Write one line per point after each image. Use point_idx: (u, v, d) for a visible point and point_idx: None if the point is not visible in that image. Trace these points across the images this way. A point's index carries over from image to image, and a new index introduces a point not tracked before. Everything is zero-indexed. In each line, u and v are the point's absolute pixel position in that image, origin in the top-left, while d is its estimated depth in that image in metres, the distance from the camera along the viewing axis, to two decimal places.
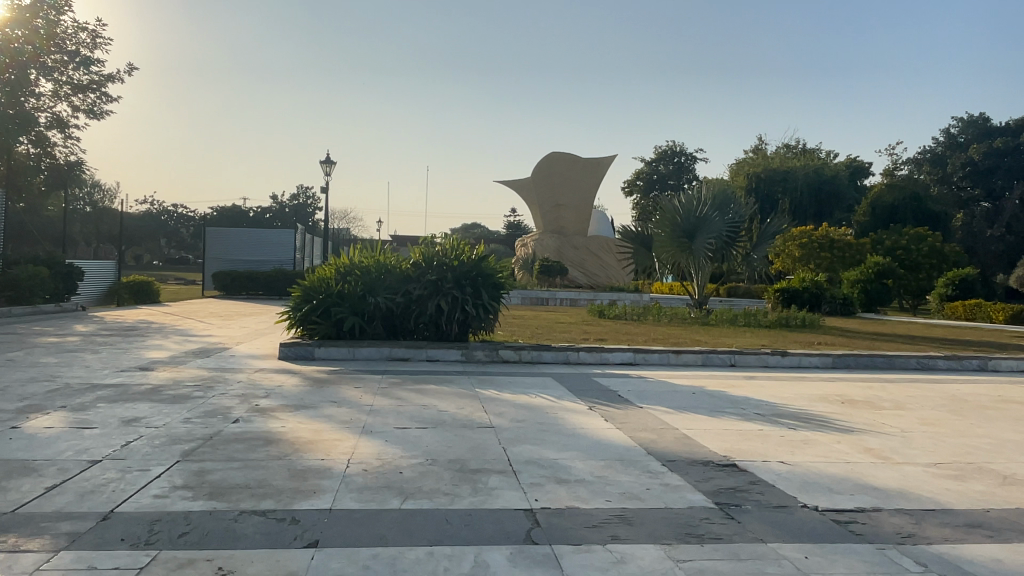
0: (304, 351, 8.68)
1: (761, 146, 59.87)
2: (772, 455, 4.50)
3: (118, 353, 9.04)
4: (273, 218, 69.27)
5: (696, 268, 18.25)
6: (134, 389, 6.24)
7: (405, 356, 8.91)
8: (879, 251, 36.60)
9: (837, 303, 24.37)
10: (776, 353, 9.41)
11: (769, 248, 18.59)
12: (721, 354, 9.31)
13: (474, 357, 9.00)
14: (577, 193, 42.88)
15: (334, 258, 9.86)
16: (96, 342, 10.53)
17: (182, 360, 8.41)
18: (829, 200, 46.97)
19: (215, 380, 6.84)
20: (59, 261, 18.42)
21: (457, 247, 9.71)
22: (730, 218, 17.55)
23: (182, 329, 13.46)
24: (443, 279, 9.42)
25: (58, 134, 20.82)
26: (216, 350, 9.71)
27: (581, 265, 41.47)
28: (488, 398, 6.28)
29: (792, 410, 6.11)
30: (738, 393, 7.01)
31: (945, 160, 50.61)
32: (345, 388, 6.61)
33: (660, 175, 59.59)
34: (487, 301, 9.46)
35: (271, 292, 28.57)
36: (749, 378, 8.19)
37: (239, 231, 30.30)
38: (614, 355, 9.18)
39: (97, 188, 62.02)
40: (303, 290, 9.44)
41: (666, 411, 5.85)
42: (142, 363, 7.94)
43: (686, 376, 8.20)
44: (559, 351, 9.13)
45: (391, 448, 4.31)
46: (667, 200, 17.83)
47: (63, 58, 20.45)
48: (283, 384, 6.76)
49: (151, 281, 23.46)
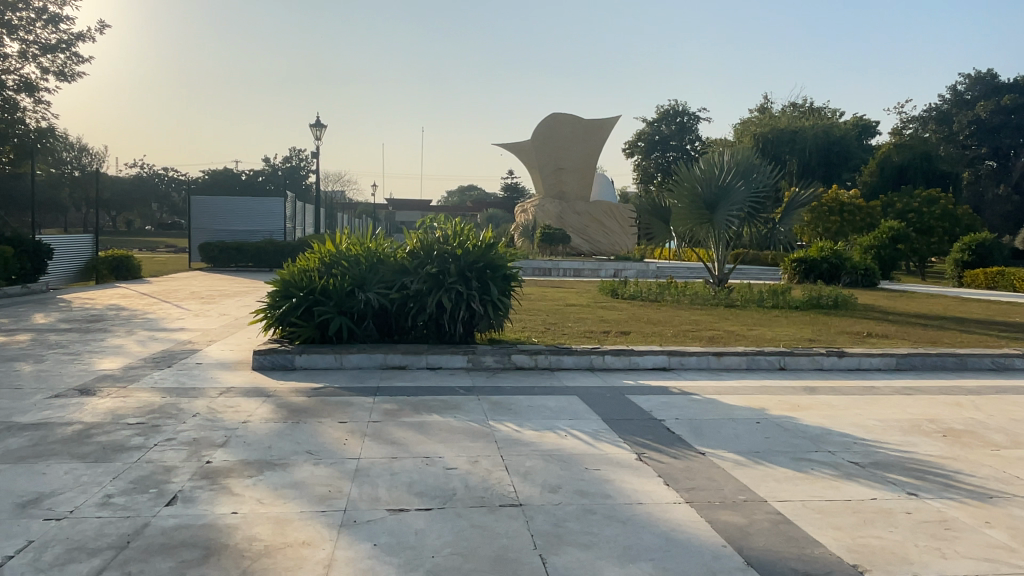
0: (283, 359, 7.42)
1: (765, 106, 58.12)
2: (918, 562, 3.18)
3: (63, 362, 7.69)
4: (266, 181, 67.77)
5: (715, 241, 16.89)
6: (55, 435, 4.90)
7: (402, 364, 7.61)
8: (891, 215, 35.39)
9: (858, 274, 22.73)
10: (832, 354, 8.16)
11: (796, 219, 17.18)
12: (768, 355, 8.04)
13: (483, 363, 7.73)
14: (579, 156, 41.22)
15: (318, 246, 8.53)
16: (45, 342, 9.16)
17: (137, 374, 7.08)
18: (838, 160, 45.45)
19: (164, 414, 5.49)
20: (26, 238, 17.03)
21: (460, 233, 8.39)
22: (755, 187, 16.03)
23: (152, 319, 12.06)
24: (446, 271, 8.09)
25: (27, 99, 19.05)
26: (181, 354, 8.35)
27: (583, 232, 40.18)
28: (508, 439, 4.97)
29: (895, 457, 4.80)
30: (810, 422, 5.70)
31: (953, 117, 48.94)
32: (326, 425, 5.29)
33: (662, 136, 57.68)
34: (496, 297, 8.10)
35: (260, 264, 27.22)
36: (811, 393, 6.90)
37: (227, 200, 28.75)
38: (644, 360, 7.89)
39: (83, 151, 60.46)
40: (281, 284, 8.08)
41: (737, 463, 4.54)
42: (85, 382, 6.60)
43: (737, 390, 6.89)
44: (581, 355, 7.83)
45: (383, 565, 3.00)
46: (687, 166, 16.28)
47: (29, 15, 18.64)
48: (251, 418, 5.44)
49: (132, 255, 22.06)
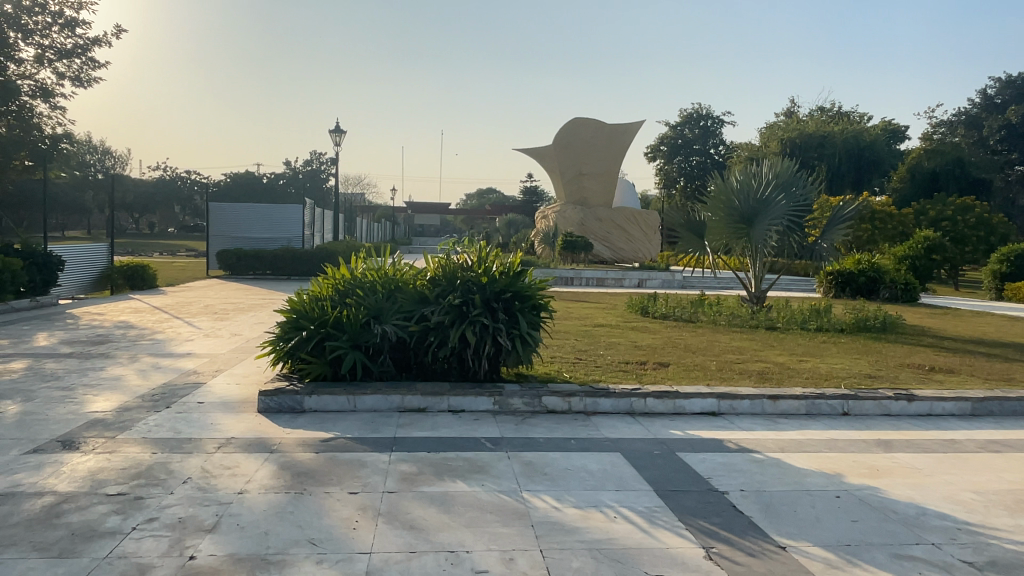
0: (291, 402, 6.73)
1: (792, 111, 57.15)
2: None
3: (54, 401, 7.04)
4: (286, 185, 67.85)
5: (751, 257, 15.98)
6: (19, 513, 4.20)
7: (421, 407, 6.88)
8: (923, 223, 34.16)
9: (898, 288, 21.34)
10: (900, 398, 7.32)
11: (838, 234, 16.18)
12: (829, 399, 7.22)
13: (510, 406, 6.97)
14: (602, 162, 40.38)
15: (333, 273, 7.88)
16: (39, 372, 8.52)
17: (131, 419, 6.40)
18: (868, 167, 44.14)
19: (151, 480, 4.78)
20: (35, 250, 16.51)
21: (485, 258, 7.66)
22: (797, 201, 15.14)
23: (158, 340, 11.42)
24: (470, 302, 7.35)
25: (43, 104, 18.56)
26: (182, 390, 7.67)
27: (605, 239, 39.31)
28: (548, 523, 4.19)
29: (1017, 556, 3.96)
30: (896, 495, 4.89)
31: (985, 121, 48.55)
32: (334, 497, 4.54)
33: (685, 140, 56.67)
34: (526, 330, 7.32)
35: (278, 273, 26.68)
36: (887, 450, 6.07)
37: (246, 207, 28.23)
38: (691, 403, 7.08)
39: (106, 154, 60.82)
40: (292, 314, 7.39)
41: (828, 565, 3.74)
42: (72, 431, 5.93)
43: (801, 446, 6.07)
44: (621, 398, 7.02)
45: None
46: (722, 179, 15.42)
47: (45, 19, 18.10)
48: (248, 486, 4.70)
49: (147, 264, 21.57)
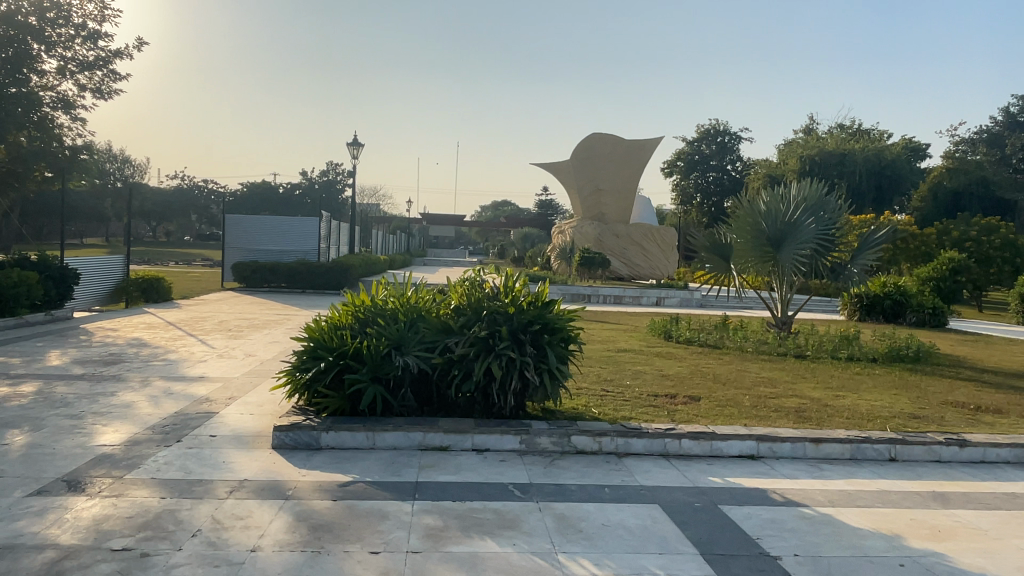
0: (307, 438, 6.41)
1: (812, 127, 56.57)
2: None
3: (61, 432, 6.76)
4: (303, 196, 67.97)
5: (778, 281, 15.53)
6: (15, 572, 3.87)
7: (443, 445, 6.54)
8: (947, 243, 33.51)
9: (926, 312, 20.71)
10: (952, 443, 6.89)
11: (869, 259, 15.71)
12: (875, 443, 6.81)
13: (537, 445, 6.61)
14: (619, 177, 39.99)
15: (353, 300, 7.57)
16: (47, 396, 8.24)
17: (141, 454, 6.08)
18: (889, 185, 43.45)
19: (160, 532, 4.45)
20: (51, 263, 16.33)
21: (511, 289, 7.31)
22: (826, 224, 14.71)
23: (169, 360, 11.13)
24: (497, 334, 7.00)
25: (64, 116, 18.47)
26: (194, 420, 7.36)
27: (622, 255, 38.88)
28: None
29: None
30: (964, 564, 4.47)
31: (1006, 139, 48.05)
32: (354, 558, 4.19)
33: (702, 156, 56.24)
34: (554, 365, 6.97)
35: (293, 285, 26.47)
36: (945, 505, 5.64)
37: (262, 219, 28.08)
38: (729, 446, 6.68)
39: (125, 163, 61.23)
40: (309, 343, 7.08)
41: None
42: (78, 470, 5.61)
43: (852, 499, 5.66)
44: (654, 439, 6.64)
45: None
46: (750, 201, 15.02)
47: (68, 31, 17.99)
48: (262, 542, 4.36)
49: (162, 276, 21.39)
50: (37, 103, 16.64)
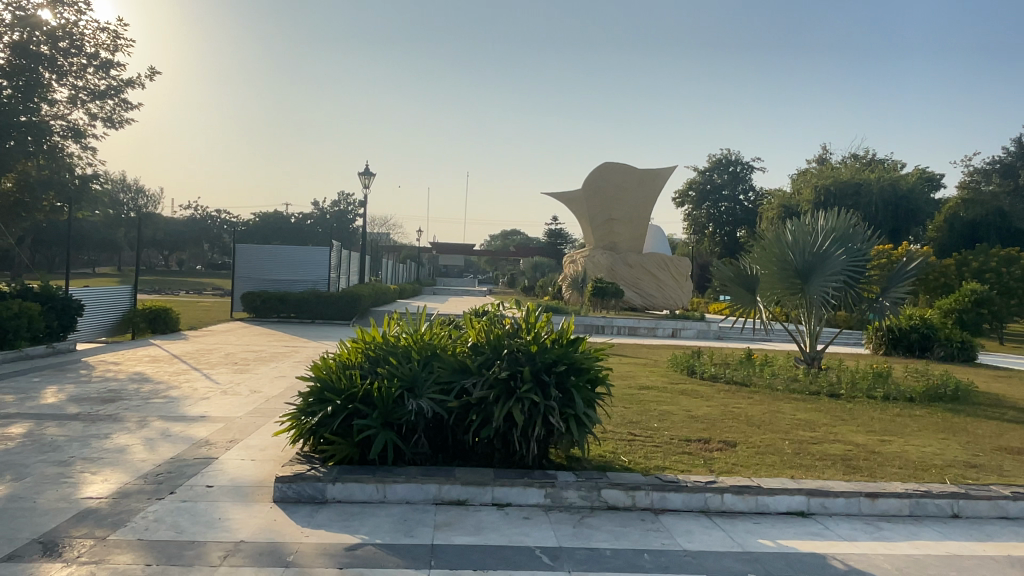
0: (312, 490, 5.84)
1: (824, 157, 56.24)
2: None
3: (45, 481, 6.20)
4: (314, 225, 68.05)
5: (806, 315, 14.89)
6: None
7: (461, 499, 5.94)
8: (967, 275, 32.73)
9: (954, 347, 19.97)
10: (1020, 498, 6.23)
11: (900, 292, 15.08)
12: (937, 498, 6.16)
13: (564, 499, 6.00)
14: (633, 206, 39.49)
15: (363, 338, 7.04)
16: (36, 439, 7.69)
17: (128, 510, 5.51)
18: (906, 215, 42.80)
19: None
20: (55, 293, 15.89)
21: (533, 325, 6.74)
22: (856, 255, 14.12)
23: (170, 397, 10.59)
24: (518, 375, 6.43)
25: (74, 145, 18.22)
26: (191, 467, 6.79)
27: (635, 285, 38.32)
28: None
29: None
30: None
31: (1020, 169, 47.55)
32: None
33: (714, 186, 55.91)
34: (582, 410, 6.36)
35: (302, 315, 25.99)
36: None
37: (272, 249, 27.70)
38: (776, 501, 6.05)
39: (139, 194, 61.47)
40: (315, 386, 6.53)
41: None
42: (57, 530, 5.03)
43: (923, 567, 5.00)
44: (694, 493, 6.02)
45: None
46: (775, 232, 14.48)
47: (81, 60, 17.80)
48: None
49: (169, 307, 20.95)
50: (48, 133, 16.39)
